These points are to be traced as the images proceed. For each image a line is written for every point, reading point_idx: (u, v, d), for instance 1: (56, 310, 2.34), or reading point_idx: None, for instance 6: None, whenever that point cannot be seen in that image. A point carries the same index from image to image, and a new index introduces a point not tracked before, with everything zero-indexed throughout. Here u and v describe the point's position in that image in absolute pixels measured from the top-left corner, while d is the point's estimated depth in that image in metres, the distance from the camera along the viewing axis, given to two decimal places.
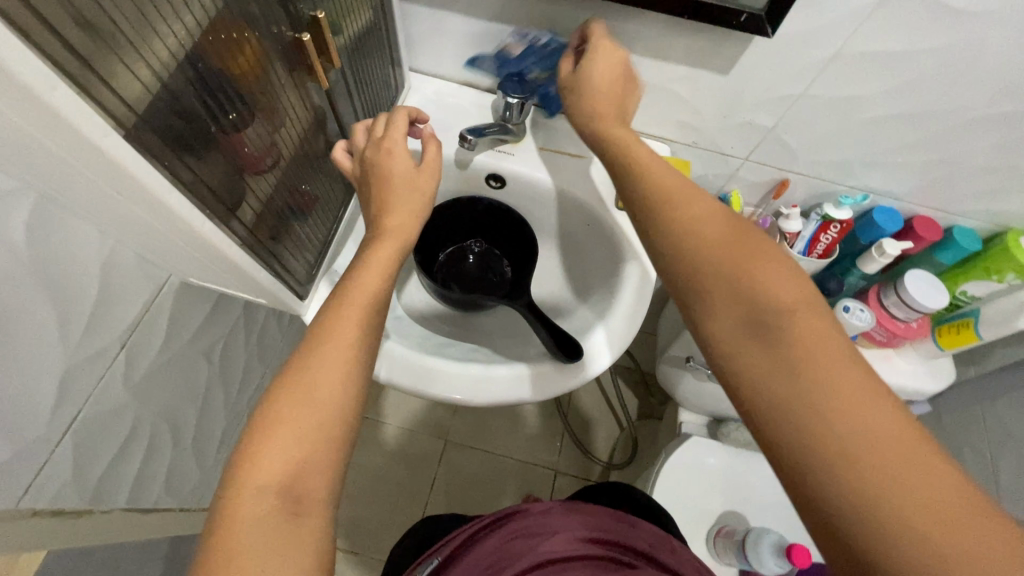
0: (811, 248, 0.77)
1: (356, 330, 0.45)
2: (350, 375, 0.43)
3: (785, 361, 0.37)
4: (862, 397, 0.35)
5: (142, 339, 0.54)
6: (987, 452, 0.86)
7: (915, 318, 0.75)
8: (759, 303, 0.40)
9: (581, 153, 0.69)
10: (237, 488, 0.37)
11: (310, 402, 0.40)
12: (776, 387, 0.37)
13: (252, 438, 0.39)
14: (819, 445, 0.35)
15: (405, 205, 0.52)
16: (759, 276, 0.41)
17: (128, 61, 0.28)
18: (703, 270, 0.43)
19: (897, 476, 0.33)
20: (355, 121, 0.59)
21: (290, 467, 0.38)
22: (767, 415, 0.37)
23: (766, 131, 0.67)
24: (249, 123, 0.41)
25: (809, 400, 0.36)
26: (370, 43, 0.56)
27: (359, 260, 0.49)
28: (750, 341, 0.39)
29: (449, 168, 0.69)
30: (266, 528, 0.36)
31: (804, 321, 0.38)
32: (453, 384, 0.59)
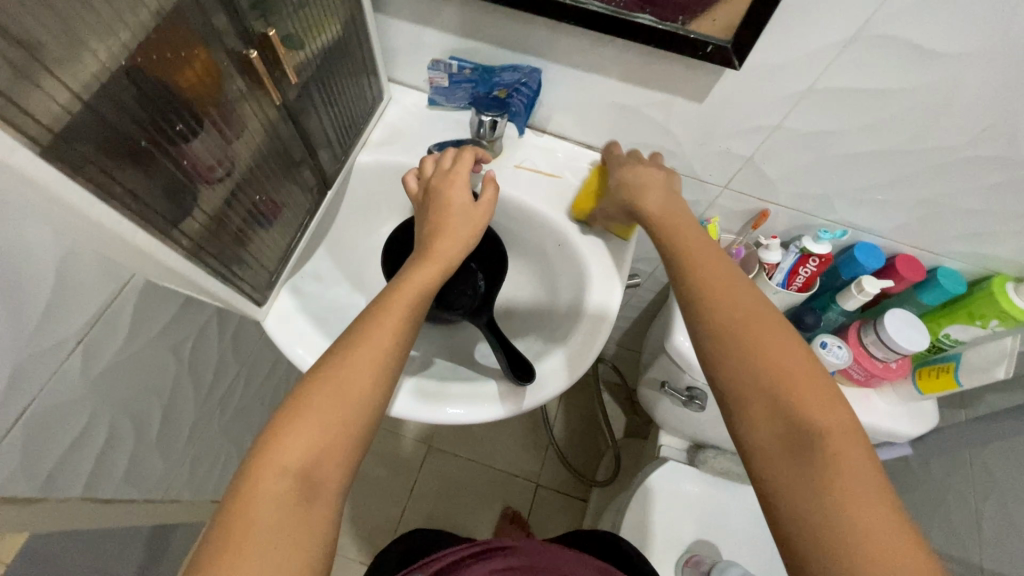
0: (790, 281, 0.74)
1: (393, 338, 0.49)
2: (376, 380, 0.47)
3: (793, 413, 0.41)
4: (856, 458, 0.39)
5: (102, 334, 0.55)
6: (971, 499, 0.83)
7: (894, 359, 0.72)
8: (778, 367, 0.43)
9: (556, 172, 0.70)
10: (258, 469, 0.41)
11: (338, 399, 0.44)
12: (779, 434, 0.41)
13: (281, 421, 0.43)
14: (810, 492, 0.39)
15: (454, 233, 0.57)
16: (773, 341, 0.45)
17: (45, 83, 0.29)
18: (726, 322, 0.46)
19: (880, 549, 0.36)
20: (325, 132, 0.59)
21: (308, 457, 0.42)
22: (769, 456, 0.41)
23: (743, 161, 0.66)
24: (198, 134, 0.42)
25: (811, 451, 0.40)
26: (338, 56, 0.57)
27: (400, 282, 0.53)
28: (764, 399, 0.43)
29: None
30: (281, 509, 0.39)
31: (811, 390, 0.42)
32: (455, 404, 0.60)
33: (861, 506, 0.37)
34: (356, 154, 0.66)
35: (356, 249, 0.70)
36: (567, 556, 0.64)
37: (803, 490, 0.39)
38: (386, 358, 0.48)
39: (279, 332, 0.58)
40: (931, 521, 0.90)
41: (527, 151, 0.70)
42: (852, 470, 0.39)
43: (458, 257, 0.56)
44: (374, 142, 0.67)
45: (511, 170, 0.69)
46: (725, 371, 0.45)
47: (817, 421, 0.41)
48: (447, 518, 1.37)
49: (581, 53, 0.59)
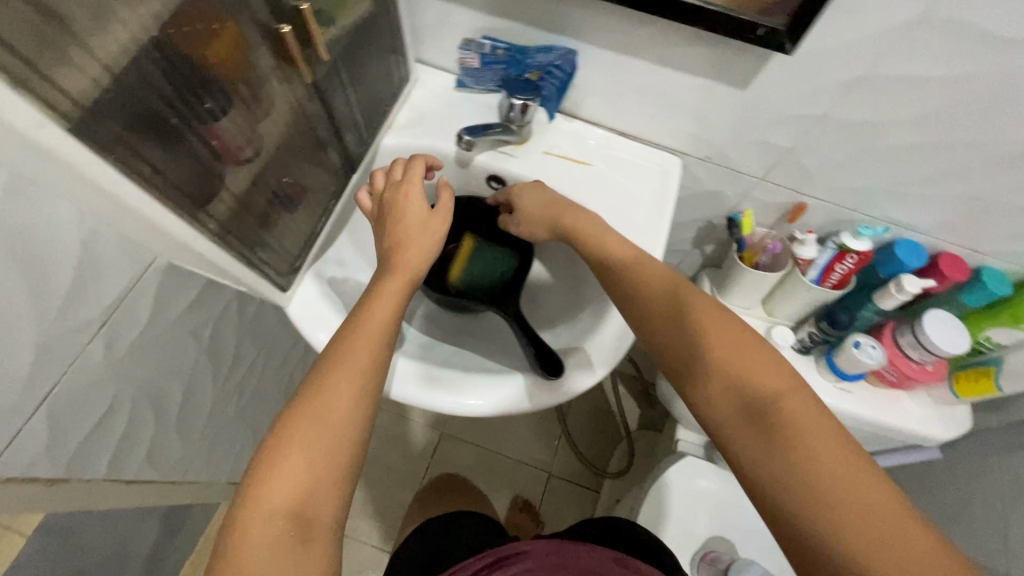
0: (824, 278, 0.72)
1: (368, 355, 0.49)
2: (354, 408, 0.47)
3: (756, 405, 0.45)
4: (822, 432, 0.43)
5: (124, 317, 0.54)
6: (1000, 504, 0.81)
7: (931, 361, 0.70)
8: (721, 351, 0.48)
9: (585, 159, 0.68)
10: (248, 513, 0.42)
11: (318, 429, 0.45)
12: (746, 424, 0.45)
13: (265, 463, 0.44)
14: (781, 473, 0.42)
15: (415, 243, 0.56)
16: (711, 328, 0.49)
17: (76, 54, 0.28)
18: (685, 330, 0.50)
19: (841, 487, 0.40)
20: (349, 111, 0.57)
21: (297, 493, 0.43)
22: (744, 445, 0.45)
23: (783, 152, 0.63)
24: (227, 113, 0.40)
25: (777, 434, 0.43)
26: (367, 33, 0.54)
27: (369, 296, 0.53)
28: (716, 381, 0.47)
29: (449, 166, 0.68)
30: (279, 548, 0.41)
31: (754, 363, 0.46)
32: (452, 391, 0.58)
33: (834, 476, 0.40)
34: (381, 137, 0.64)
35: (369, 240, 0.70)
36: (580, 549, 0.63)
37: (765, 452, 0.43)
38: (357, 379, 0.48)
39: (301, 318, 0.57)
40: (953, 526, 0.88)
41: (557, 137, 0.68)
42: (818, 445, 0.42)
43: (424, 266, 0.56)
44: (400, 124, 0.66)
45: (539, 156, 0.67)
46: (690, 377, 0.48)
47: (778, 408, 0.44)
48: None
49: (619, 34, 0.56)
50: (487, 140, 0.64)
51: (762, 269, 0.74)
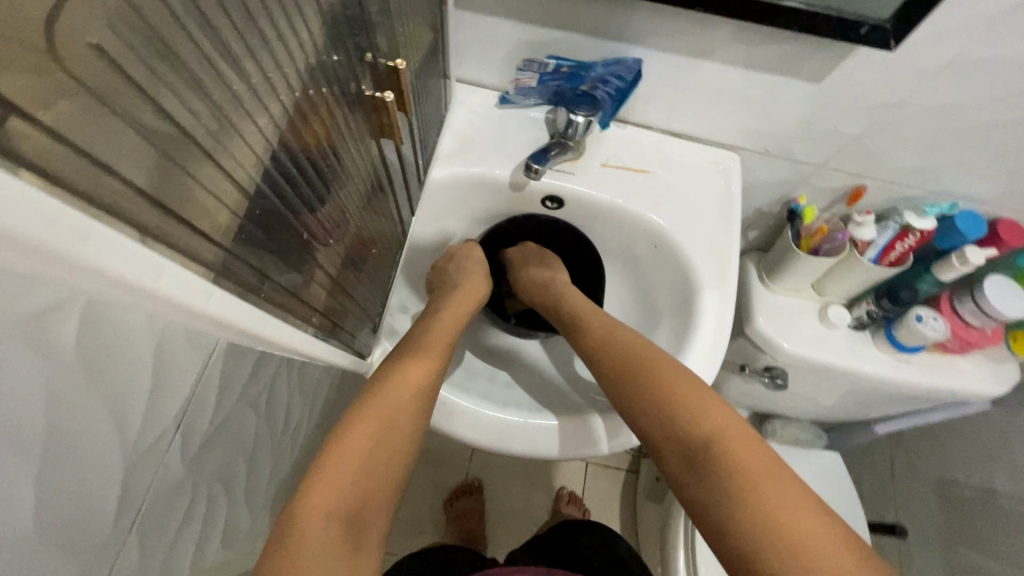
0: (883, 256, 0.70)
1: (428, 373, 0.50)
2: (416, 417, 0.47)
3: (693, 448, 0.44)
4: (765, 474, 0.41)
5: (195, 412, 0.49)
6: None
7: (991, 326, 0.71)
8: (647, 376, 0.50)
9: (645, 168, 0.64)
10: (306, 512, 0.38)
11: (383, 429, 0.44)
12: (684, 468, 0.44)
13: (327, 461, 0.41)
14: (716, 513, 0.41)
15: (471, 282, 0.62)
16: (646, 355, 0.52)
17: (209, 182, 0.23)
18: (625, 379, 0.52)
19: (753, 497, 0.39)
20: (411, 146, 0.50)
21: (356, 496, 0.40)
22: (673, 466, 0.45)
23: (850, 139, 0.61)
24: (327, 196, 0.35)
25: (710, 475, 0.42)
26: (428, 66, 0.50)
27: (422, 330, 0.55)
28: (642, 407, 0.49)
29: (502, 192, 0.63)
30: (336, 556, 0.37)
31: (676, 383, 0.48)
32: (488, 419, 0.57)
33: (767, 517, 0.38)
34: (430, 170, 0.60)
35: (412, 283, 0.67)
36: None
37: (686, 471, 0.44)
38: (417, 397, 0.48)
39: None
40: (995, 466, 0.95)
41: (611, 147, 0.64)
42: (751, 484, 0.40)
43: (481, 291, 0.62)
44: (447, 152, 0.61)
45: (597, 169, 0.63)
46: (635, 423, 0.49)
47: (711, 450, 0.43)
48: (502, 506, 1.37)
49: (688, 37, 0.53)
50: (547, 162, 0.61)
51: (823, 254, 0.71)
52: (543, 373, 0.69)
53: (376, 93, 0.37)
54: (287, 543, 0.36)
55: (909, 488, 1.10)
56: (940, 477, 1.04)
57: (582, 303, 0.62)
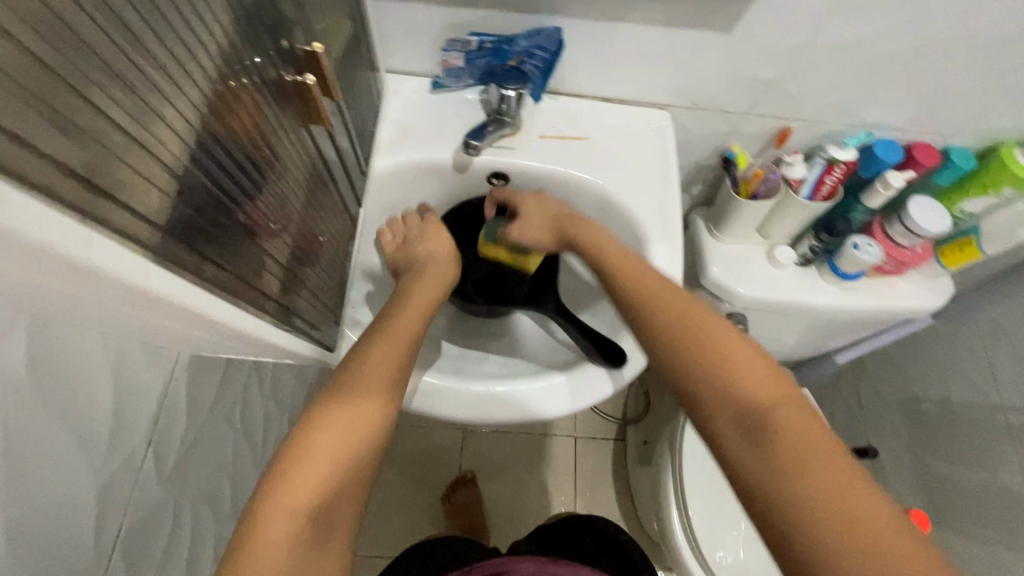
0: (816, 192, 0.74)
1: (395, 364, 0.50)
2: (383, 408, 0.47)
3: (750, 409, 0.41)
4: (823, 452, 0.39)
5: (165, 428, 0.48)
6: (982, 349, 0.95)
7: (920, 244, 0.76)
8: (697, 338, 0.46)
9: (582, 135, 0.66)
10: (269, 510, 0.39)
11: (348, 425, 0.44)
12: (737, 429, 0.41)
13: (286, 457, 0.42)
14: (767, 480, 0.38)
15: (440, 263, 0.61)
16: (696, 316, 0.48)
17: (134, 163, 0.23)
18: (678, 328, 0.47)
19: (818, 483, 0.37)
20: (346, 137, 0.51)
21: (322, 492, 0.41)
22: (727, 440, 0.41)
23: (769, 83, 0.65)
24: (263, 185, 0.36)
25: (771, 440, 0.39)
26: (352, 55, 0.50)
27: (389, 317, 0.54)
28: (694, 369, 0.45)
29: (447, 175, 0.65)
30: (299, 553, 0.38)
31: (734, 349, 0.45)
32: (465, 389, 0.58)
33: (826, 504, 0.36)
34: (372, 161, 0.61)
35: (372, 277, 0.67)
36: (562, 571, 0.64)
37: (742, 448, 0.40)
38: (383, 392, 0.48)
39: None
40: (948, 377, 1.02)
41: (548, 119, 0.66)
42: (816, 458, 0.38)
43: (449, 270, 0.61)
44: (387, 143, 0.61)
45: (536, 141, 0.65)
46: (681, 370, 0.45)
47: (770, 414, 0.41)
48: (498, 495, 1.39)
49: (602, 2, 0.55)
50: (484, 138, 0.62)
51: (761, 198, 0.75)
52: (513, 349, 0.71)
53: (298, 77, 0.38)
54: (255, 540, 0.37)
55: (875, 411, 1.17)
56: (902, 396, 1.11)
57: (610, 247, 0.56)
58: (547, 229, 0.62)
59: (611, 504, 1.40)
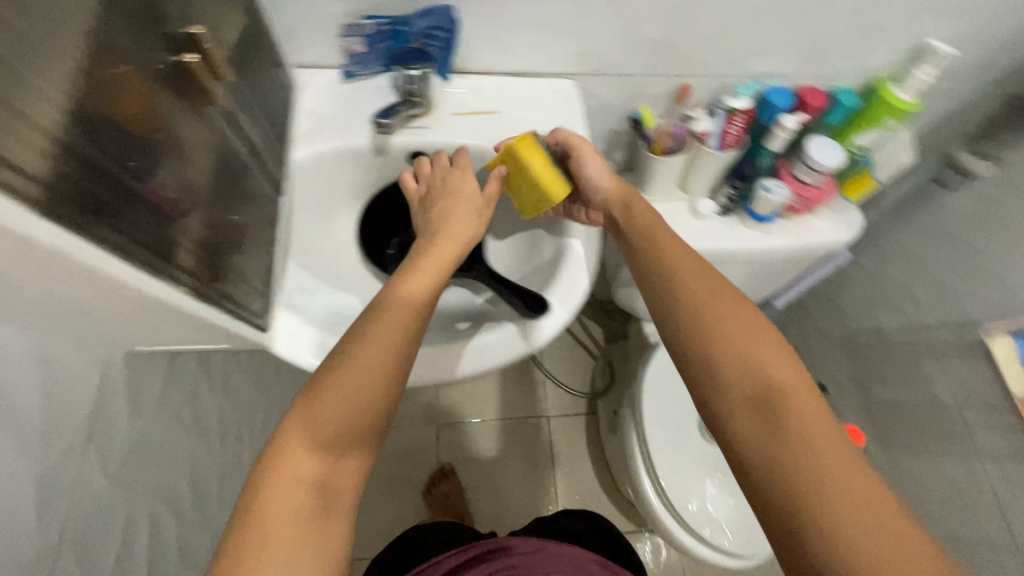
0: (723, 142, 0.79)
1: (401, 331, 0.50)
2: (386, 379, 0.48)
3: (767, 395, 0.46)
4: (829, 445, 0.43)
5: (106, 424, 0.49)
6: (902, 276, 1.03)
7: (821, 180, 0.82)
8: (722, 332, 0.50)
9: (492, 108, 0.69)
10: (272, 480, 0.41)
11: (350, 399, 0.45)
12: (753, 418, 0.46)
13: (289, 427, 0.44)
14: (782, 463, 0.43)
15: (458, 221, 0.59)
16: (722, 308, 0.51)
17: (7, 126, 0.26)
18: (703, 317, 0.51)
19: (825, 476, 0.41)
20: (254, 125, 0.53)
21: (323, 464, 0.43)
22: (745, 431, 0.46)
23: (659, 43, 0.70)
24: (161, 162, 0.38)
25: (788, 426, 0.44)
26: (252, 46, 0.52)
27: (403, 280, 0.54)
28: (719, 356, 0.49)
29: (368, 159, 0.67)
30: (299, 521, 0.40)
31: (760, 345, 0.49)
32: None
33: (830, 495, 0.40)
34: (291, 152, 0.62)
35: None
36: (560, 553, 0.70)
37: (759, 438, 0.45)
38: (390, 367, 0.48)
39: (295, 353, 0.56)
40: (877, 306, 1.09)
41: (459, 96, 0.69)
42: (826, 442, 0.43)
43: (467, 228, 0.60)
44: (304, 133, 0.63)
45: (449, 119, 0.68)
46: (702, 357, 0.49)
47: (788, 407, 0.45)
48: (479, 482, 1.41)
49: None
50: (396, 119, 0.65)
51: (674, 153, 0.80)
52: None
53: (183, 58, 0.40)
54: (259, 506, 0.40)
55: (820, 349, 1.24)
56: (841, 331, 1.18)
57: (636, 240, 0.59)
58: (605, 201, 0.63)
59: (589, 475, 1.44)
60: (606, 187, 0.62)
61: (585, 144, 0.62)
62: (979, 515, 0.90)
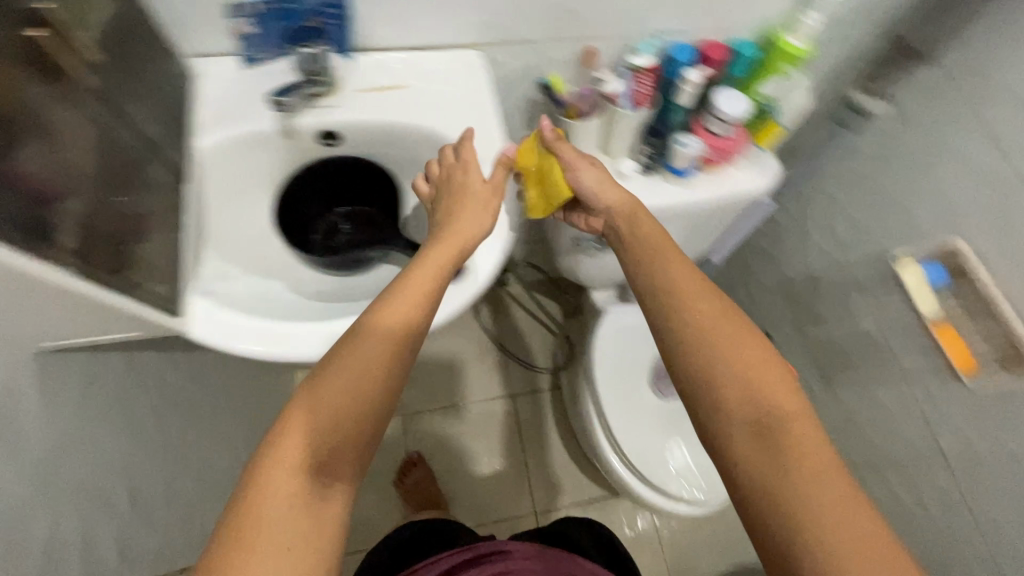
0: (637, 101, 0.80)
1: (401, 328, 0.51)
2: (382, 374, 0.49)
3: (766, 420, 0.47)
4: (829, 477, 0.44)
5: (19, 423, 0.49)
6: (826, 219, 1.08)
7: (732, 130, 0.85)
8: (728, 360, 0.50)
9: (399, 83, 0.70)
10: (269, 467, 0.44)
11: (349, 389, 0.48)
12: (755, 445, 0.47)
13: (290, 412, 0.47)
14: (775, 489, 0.44)
15: (466, 214, 0.61)
16: (722, 332, 0.52)
17: None
18: (706, 333, 0.52)
19: (823, 511, 0.42)
20: (141, 112, 0.54)
21: (317, 454, 0.46)
22: (747, 460, 0.47)
23: (553, 7, 0.71)
24: (22, 142, 0.39)
25: (786, 452, 0.45)
26: (131, 33, 0.53)
27: (408, 274, 0.55)
28: (721, 380, 0.50)
29: (278, 144, 0.67)
30: (294, 512, 0.43)
31: (766, 375, 0.50)
32: (292, 326, 0.58)
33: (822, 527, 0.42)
34: (194, 140, 0.61)
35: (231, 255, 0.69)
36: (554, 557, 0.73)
37: (760, 467, 0.46)
38: (388, 364, 0.50)
39: (211, 336, 0.56)
40: (807, 252, 1.14)
41: (364, 74, 0.70)
42: (823, 474, 0.44)
43: (476, 226, 0.61)
44: (208, 122, 0.63)
45: (356, 96, 0.68)
46: (703, 373, 0.51)
47: (789, 437, 0.46)
48: (450, 467, 1.42)
49: None
50: (298, 99, 0.65)
51: (587, 116, 0.83)
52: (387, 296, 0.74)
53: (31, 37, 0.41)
54: (257, 488, 0.44)
55: (762, 300, 1.29)
56: (779, 280, 1.23)
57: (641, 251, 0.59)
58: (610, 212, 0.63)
59: (558, 447, 1.48)
60: (612, 201, 0.64)
61: (580, 159, 0.66)
62: (910, 431, 0.97)
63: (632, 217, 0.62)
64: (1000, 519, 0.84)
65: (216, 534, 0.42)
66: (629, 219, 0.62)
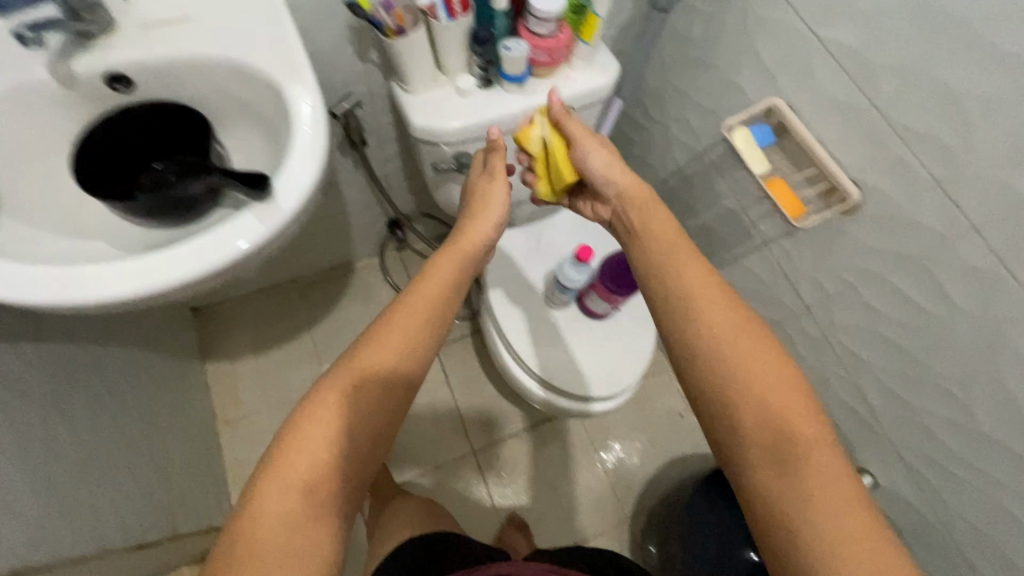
0: (452, 10, 0.82)
1: (398, 352, 0.59)
2: (374, 397, 0.58)
3: (786, 445, 0.51)
4: (839, 501, 0.48)
5: None
6: (678, 112, 1.13)
7: (555, 29, 0.87)
8: (750, 385, 0.54)
9: (184, 15, 0.67)
10: (273, 474, 0.51)
11: (347, 404, 0.56)
12: (772, 470, 0.51)
13: (296, 418, 0.54)
14: (793, 516, 0.49)
15: (468, 234, 0.70)
16: (740, 360, 0.55)
17: None
18: (738, 368, 0.55)
19: (836, 542, 0.47)
20: None
21: (313, 466, 0.52)
22: (764, 482, 0.51)
23: None
24: None
25: (800, 473, 0.50)
26: None
27: (412, 296, 0.63)
28: (738, 403, 0.54)
29: (59, 92, 0.63)
30: (288, 519, 0.50)
31: (787, 402, 0.53)
32: (92, 268, 0.56)
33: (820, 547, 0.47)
34: None
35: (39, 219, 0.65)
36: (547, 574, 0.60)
37: (776, 484, 0.50)
38: (382, 389, 0.58)
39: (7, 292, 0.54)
40: (670, 148, 1.19)
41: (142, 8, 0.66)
42: (844, 508, 0.48)
43: (477, 249, 0.70)
44: None
45: (137, 33, 0.65)
46: (724, 397, 0.55)
47: (806, 461, 0.50)
48: None
49: None
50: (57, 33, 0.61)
51: (409, 32, 0.82)
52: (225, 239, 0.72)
53: None
54: (261, 489, 0.51)
55: None
56: (656, 182, 1.28)
57: (666, 283, 0.61)
58: (630, 205, 0.68)
59: (488, 388, 1.50)
60: (622, 184, 0.70)
61: (585, 138, 0.73)
62: (778, 290, 1.05)
63: (645, 211, 0.67)
64: (857, 349, 0.93)
65: (227, 528, 0.50)
66: (647, 210, 0.67)
